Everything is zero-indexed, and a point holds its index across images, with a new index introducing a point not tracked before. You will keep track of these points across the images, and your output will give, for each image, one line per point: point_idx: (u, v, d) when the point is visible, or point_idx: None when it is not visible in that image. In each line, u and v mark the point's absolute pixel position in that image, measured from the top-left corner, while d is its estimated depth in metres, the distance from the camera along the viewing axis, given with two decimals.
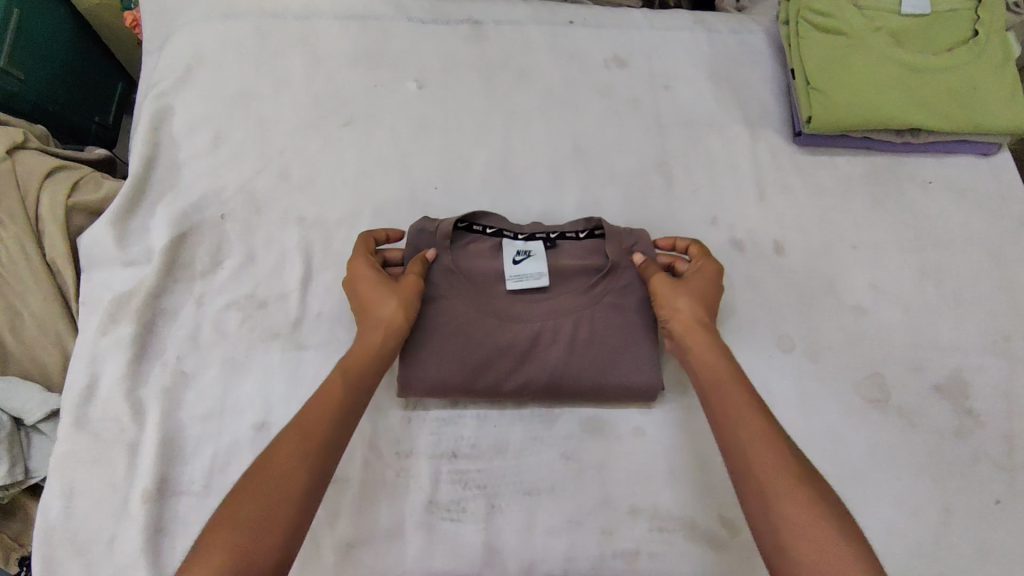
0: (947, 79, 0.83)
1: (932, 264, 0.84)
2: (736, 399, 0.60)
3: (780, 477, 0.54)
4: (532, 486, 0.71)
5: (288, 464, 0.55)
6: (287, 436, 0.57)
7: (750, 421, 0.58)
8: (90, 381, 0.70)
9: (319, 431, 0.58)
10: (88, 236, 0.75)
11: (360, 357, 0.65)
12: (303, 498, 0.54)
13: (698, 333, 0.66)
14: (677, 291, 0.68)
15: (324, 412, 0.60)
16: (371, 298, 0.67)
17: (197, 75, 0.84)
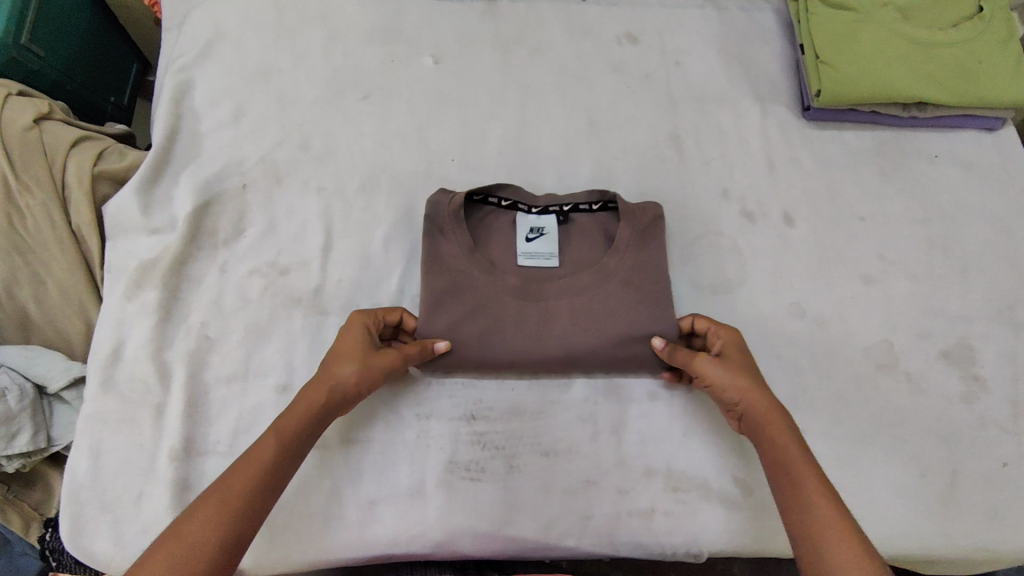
0: (953, 55, 0.85)
1: (938, 235, 0.86)
2: (808, 489, 0.58)
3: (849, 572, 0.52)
4: (549, 448, 0.72)
5: (198, 530, 0.53)
6: (204, 504, 0.55)
7: (819, 508, 0.57)
8: (117, 345, 0.72)
9: (235, 501, 0.56)
10: (115, 204, 0.77)
11: (302, 411, 0.63)
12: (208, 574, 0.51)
13: (776, 413, 0.64)
14: (736, 370, 0.66)
15: (245, 480, 0.57)
16: (336, 352, 0.66)
17: (218, 50, 0.86)
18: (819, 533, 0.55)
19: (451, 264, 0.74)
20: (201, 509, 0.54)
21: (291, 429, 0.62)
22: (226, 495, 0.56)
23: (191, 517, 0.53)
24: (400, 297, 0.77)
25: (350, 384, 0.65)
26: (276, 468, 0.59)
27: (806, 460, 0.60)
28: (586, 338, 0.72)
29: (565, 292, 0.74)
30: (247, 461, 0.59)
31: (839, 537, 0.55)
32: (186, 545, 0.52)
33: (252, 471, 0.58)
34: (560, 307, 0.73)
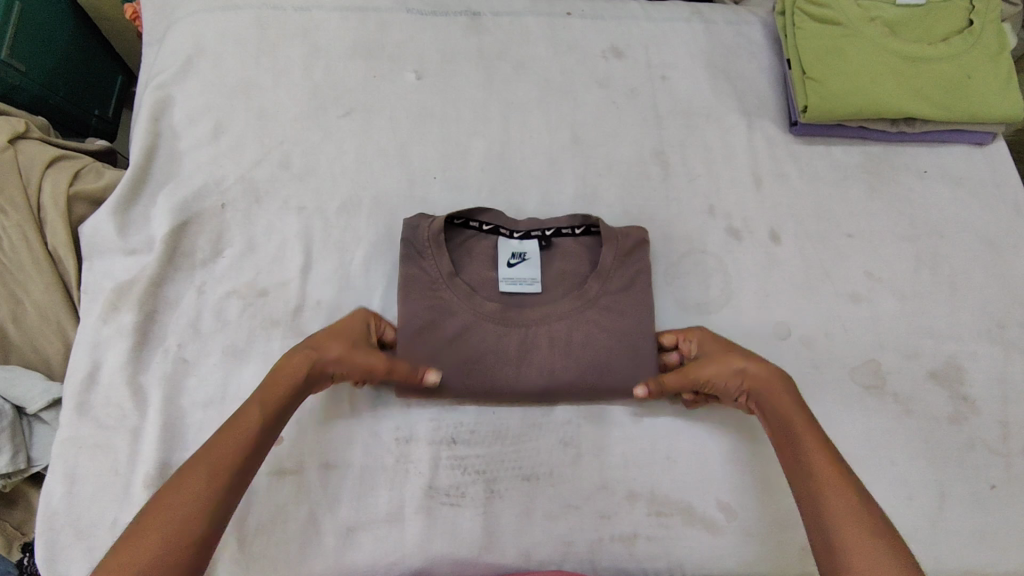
0: (942, 69, 0.84)
1: (928, 252, 0.85)
2: (814, 458, 0.60)
3: (851, 533, 0.54)
4: (530, 472, 0.71)
5: (189, 496, 0.53)
6: (196, 468, 0.55)
7: (820, 471, 0.58)
8: (92, 369, 0.71)
9: (227, 464, 0.56)
10: (90, 225, 0.76)
11: (279, 385, 0.63)
12: (200, 542, 0.52)
13: (779, 389, 0.66)
14: (722, 358, 0.69)
15: (232, 446, 0.57)
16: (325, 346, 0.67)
17: (197, 66, 0.85)
18: (823, 495, 0.57)
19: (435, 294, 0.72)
20: (194, 473, 0.55)
21: (277, 400, 0.62)
22: (215, 461, 0.56)
23: (183, 481, 0.54)
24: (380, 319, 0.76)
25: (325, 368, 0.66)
26: (259, 436, 0.59)
27: (804, 418, 0.64)
28: (566, 369, 0.72)
29: (547, 318, 0.73)
30: (234, 428, 0.59)
31: (841, 498, 0.56)
32: (182, 509, 0.52)
33: (238, 438, 0.58)
34: (540, 336, 0.72)
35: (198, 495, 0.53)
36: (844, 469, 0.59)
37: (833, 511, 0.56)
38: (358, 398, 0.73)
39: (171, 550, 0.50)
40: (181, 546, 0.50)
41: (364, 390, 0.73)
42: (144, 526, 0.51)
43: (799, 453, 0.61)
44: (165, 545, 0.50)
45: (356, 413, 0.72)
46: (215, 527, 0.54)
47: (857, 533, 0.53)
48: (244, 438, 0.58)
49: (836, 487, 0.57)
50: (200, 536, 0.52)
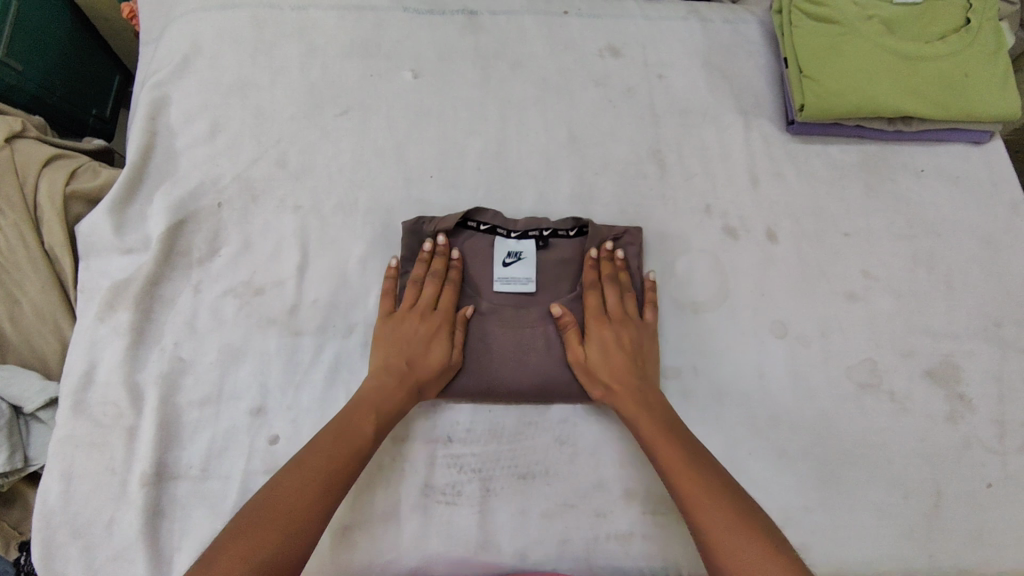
0: (938, 68, 0.84)
1: (924, 251, 0.85)
2: (679, 474, 0.61)
3: (722, 545, 0.56)
4: (526, 471, 0.71)
5: (307, 501, 0.57)
6: (263, 518, 0.55)
7: (693, 491, 0.60)
8: (88, 368, 0.71)
9: (303, 515, 0.56)
10: (86, 224, 0.76)
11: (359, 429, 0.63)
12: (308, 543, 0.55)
13: (626, 400, 0.68)
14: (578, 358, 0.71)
15: (306, 496, 0.57)
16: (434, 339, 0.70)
17: (194, 65, 0.85)
18: (697, 511, 0.58)
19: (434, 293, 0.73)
20: (312, 480, 0.58)
21: (350, 447, 0.62)
22: (286, 509, 0.56)
23: (301, 485, 0.58)
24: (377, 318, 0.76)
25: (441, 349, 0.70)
26: (367, 450, 0.63)
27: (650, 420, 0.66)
28: (558, 371, 0.72)
29: (541, 319, 0.74)
30: (306, 474, 0.59)
31: (712, 511, 0.58)
32: (298, 514, 0.56)
33: (354, 451, 0.62)
34: (535, 337, 0.73)
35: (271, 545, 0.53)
36: (708, 476, 0.60)
37: (708, 527, 0.57)
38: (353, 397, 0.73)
39: (291, 549, 0.54)
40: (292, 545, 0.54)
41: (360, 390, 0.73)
42: (261, 523, 0.54)
43: (665, 474, 0.62)
44: (283, 545, 0.54)
45: None
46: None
47: (733, 543, 0.55)
48: (319, 485, 0.58)
49: (703, 500, 0.59)
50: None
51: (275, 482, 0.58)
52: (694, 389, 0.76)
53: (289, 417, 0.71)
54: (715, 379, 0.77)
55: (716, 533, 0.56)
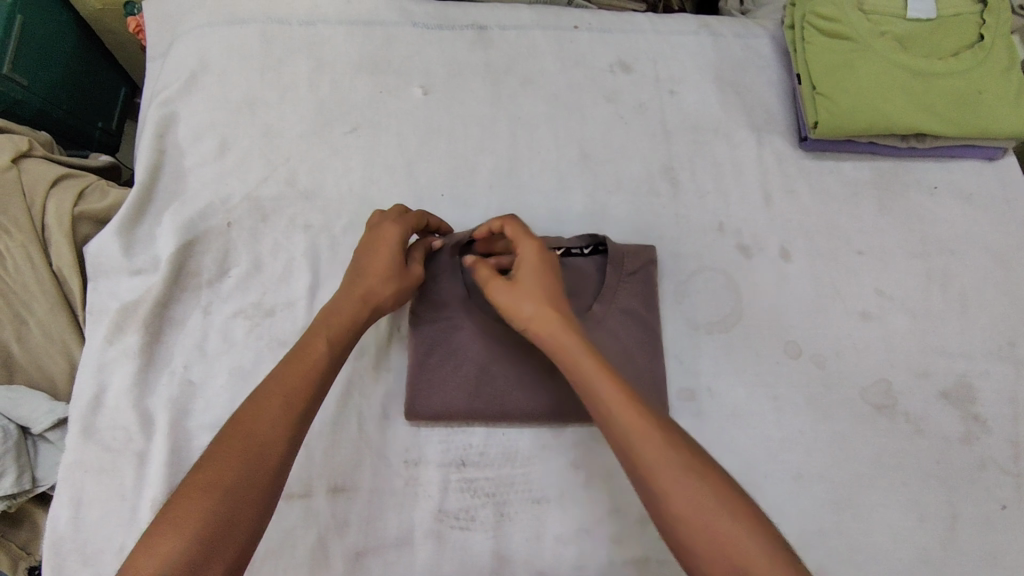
0: (953, 85, 0.83)
1: (938, 269, 0.84)
2: (632, 431, 0.56)
3: (688, 512, 0.52)
4: (541, 495, 0.71)
5: (263, 425, 0.56)
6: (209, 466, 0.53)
7: (634, 427, 0.56)
8: (98, 392, 0.70)
9: (251, 456, 0.54)
10: (95, 245, 0.75)
11: (305, 368, 0.60)
12: (278, 466, 0.55)
13: (554, 326, 0.63)
14: (523, 297, 0.65)
15: (255, 436, 0.55)
16: (373, 274, 0.67)
17: (202, 81, 0.84)
18: (640, 449, 0.55)
19: (450, 314, 0.74)
20: (269, 407, 0.57)
21: (300, 387, 0.59)
22: (230, 453, 0.54)
23: (260, 413, 0.56)
24: (388, 340, 0.75)
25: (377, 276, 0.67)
26: (327, 369, 0.61)
27: (596, 368, 0.60)
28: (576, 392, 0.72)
29: None
30: (253, 415, 0.56)
31: (660, 451, 0.55)
32: (258, 441, 0.55)
33: (309, 372, 0.60)
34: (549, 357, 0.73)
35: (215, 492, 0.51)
36: (653, 415, 0.58)
37: (654, 466, 0.55)
38: (366, 421, 0.72)
39: (256, 472, 0.53)
40: (258, 469, 0.54)
41: (373, 413, 0.73)
42: (218, 456, 0.53)
43: (604, 411, 0.58)
44: (246, 471, 0.53)
45: (364, 436, 0.72)
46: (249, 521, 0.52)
47: (679, 481, 0.54)
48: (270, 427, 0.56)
49: (651, 438, 0.56)
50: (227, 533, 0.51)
51: (237, 414, 0.57)
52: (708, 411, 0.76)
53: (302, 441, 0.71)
54: (729, 401, 0.76)
55: (656, 472, 0.54)
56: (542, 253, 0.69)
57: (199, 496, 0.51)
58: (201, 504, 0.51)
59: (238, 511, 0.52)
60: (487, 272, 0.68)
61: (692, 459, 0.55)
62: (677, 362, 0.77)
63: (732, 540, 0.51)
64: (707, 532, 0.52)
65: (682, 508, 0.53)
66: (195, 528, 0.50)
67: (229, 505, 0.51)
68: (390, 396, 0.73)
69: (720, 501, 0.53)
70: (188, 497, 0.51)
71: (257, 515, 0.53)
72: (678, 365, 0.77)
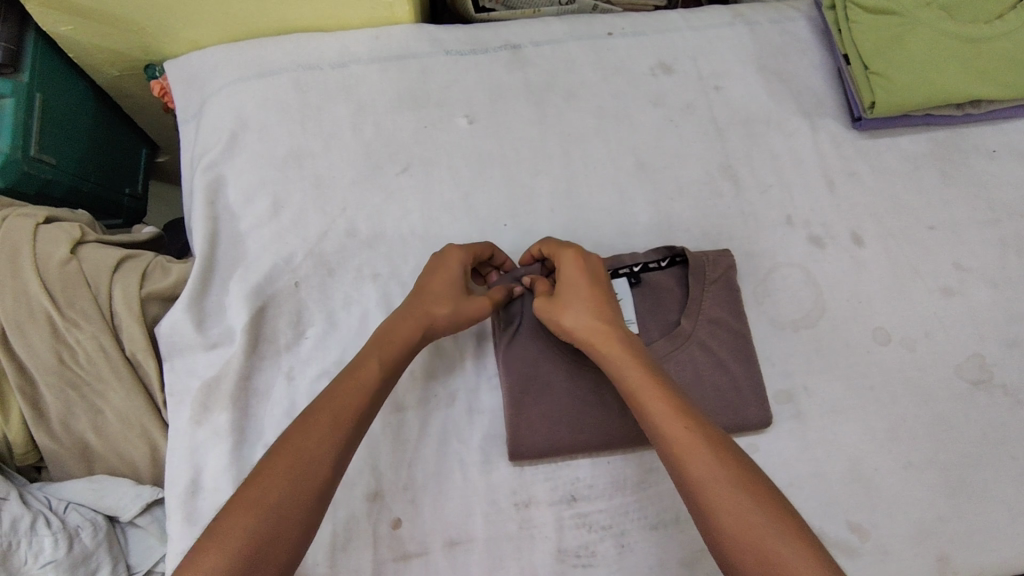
0: (1002, 48, 0.82)
1: (1011, 234, 0.83)
2: (679, 442, 0.57)
3: (734, 525, 0.52)
4: (657, 520, 0.70)
5: (314, 441, 0.55)
6: (257, 481, 0.53)
7: (680, 440, 0.57)
8: (194, 476, 0.69)
9: (300, 474, 0.54)
10: (167, 323, 0.72)
11: (357, 386, 0.60)
12: (321, 488, 0.54)
13: (601, 341, 0.65)
14: (563, 312, 0.67)
15: (307, 452, 0.55)
16: (434, 294, 0.67)
17: (243, 140, 0.81)
18: (686, 461, 0.56)
19: (536, 348, 0.72)
20: (317, 426, 0.56)
21: (351, 409, 0.58)
22: (278, 469, 0.54)
23: (309, 433, 0.56)
24: (477, 381, 0.74)
25: (437, 302, 0.67)
26: (376, 393, 0.61)
27: (641, 378, 0.61)
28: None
29: None
30: (305, 430, 0.56)
31: (707, 465, 0.55)
32: (305, 462, 0.54)
33: (359, 394, 0.60)
34: None
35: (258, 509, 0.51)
36: (701, 427, 0.58)
37: (701, 481, 0.55)
38: (470, 468, 0.70)
39: (301, 496, 0.53)
40: (302, 493, 0.53)
41: (475, 458, 0.71)
42: (268, 471, 0.53)
43: (653, 424, 0.59)
44: (293, 492, 0.53)
45: (470, 484, 0.70)
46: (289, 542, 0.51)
47: (721, 494, 0.53)
48: (322, 447, 0.55)
49: (696, 451, 0.56)
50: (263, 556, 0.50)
51: (286, 431, 0.57)
52: (808, 412, 0.74)
53: (409, 498, 0.69)
54: (827, 396, 0.75)
55: (700, 486, 0.54)
56: (585, 267, 0.69)
57: (246, 511, 0.51)
58: (245, 522, 0.50)
59: (278, 535, 0.51)
60: (542, 287, 0.70)
61: (737, 474, 0.55)
62: (769, 365, 0.76)
63: (773, 553, 0.50)
64: (747, 543, 0.51)
65: (725, 521, 0.52)
66: (237, 546, 0.49)
67: (271, 528, 0.51)
68: (488, 439, 0.72)
69: (773, 516, 0.52)
70: (234, 514, 0.51)
71: (294, 542, 0.52)
72: (771, 368, 0.76)
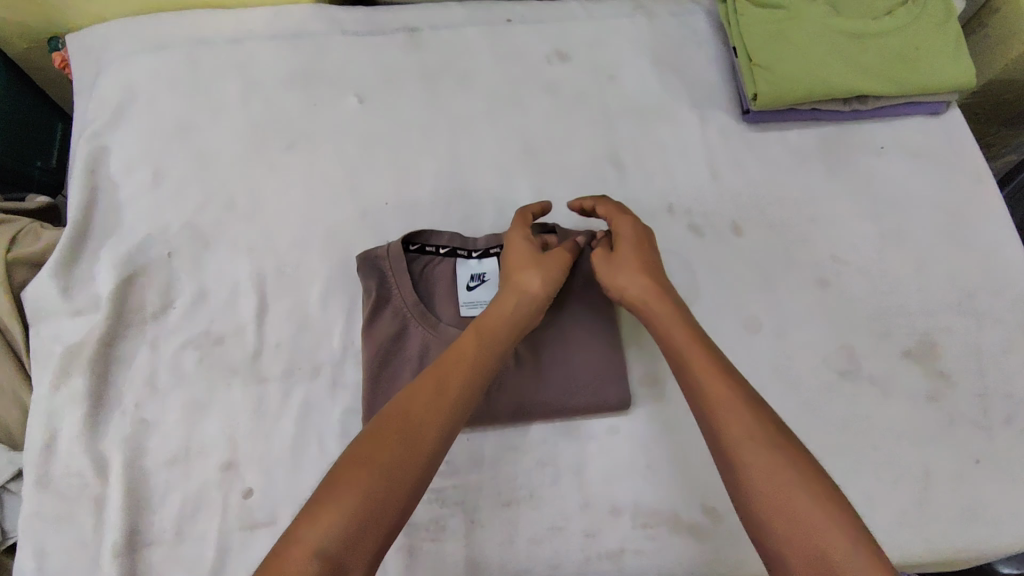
0: (887, 43, 0.83)
1: (892, 229, 0.84)
2: (732, 429, 0.56)
3: (793, 510, 0.51)
4: (510, 497, 0.70)
5: (417, 416, 0.56)
6: (360, 452, 0.54)
7: (740, 429, 0.56)
8: (49, 439, 0.69)
9: (413, 444, 0.54)
10: (32, 289, 0.73)
11: (457, 362, 0.61)
12: (427, 458, 0.55)
13: (658, 306, 0.67)
14: (625, 268, 0.69)
15: (424, 421, 0.56)
16: (519, 268, 0.68)
17: (130, 111, 0.82)
18: (742, 446, 0.55)
19: (403, 324, 0.72)
20: (421, 399, 0.57)
21: (456, 384, 0.59)
22: (383, 439, 0.54)
23: (413, 405, 0.56)
24: (343, 355, 0.74)
25: (538, 288, 0.67)
26: (478, 371, 0.61)
27: (700, 353, 0.62)
28: (576, 401, 0.72)
29: None
30: (411, 400, 0.57)
31: (760, 448, 0.54)
32: (412, 432, 0.55)
33: (465, 371, 0.60)
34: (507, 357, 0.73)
35: (366, 478, 0.52)
36: (754, 413, 0.57)
37: (751, 467, 0.54)
38: (327, 439, 0.70)
39: (415, 463, 0.54)
40: (413, 463, 0.54)
41: (332, 431, 0.71)
42: (374, 441, 0.54)
43: (707, 402, 0.58)
44: (400, 460, 0.53)
45: (325, 455, 0.70)
46: (401, 508, 0.52)
47: (781, 483, 0.52)
48: (438, 419, 0.56)
49: (752, 435, 0.55)
50: (388, 517, 0.51)
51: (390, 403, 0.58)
52: (673, 394, 0.75)
53: (263, 467, 0.69)
54: None
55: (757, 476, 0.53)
56: (640, 230, 0.72)
57: (356, 476, 0.52)
58: (361, 486, 0.51)
59: (387, 499, 0.52)
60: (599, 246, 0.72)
61: (797, 463, 0.53)
62: (635, 349, 0.77)
63: (828, 546, 0.49)
64: (799, 534, 0.50)
65: (779, 505, 0.52)
66: (354, 506, 0.50)
67: (383, 490, 0.52)
68: (347, 412, 0.71)
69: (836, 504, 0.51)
70: (346, 477, 0.52)
71: (403, 506, 0.52)
72: (638, 352, 0.77)
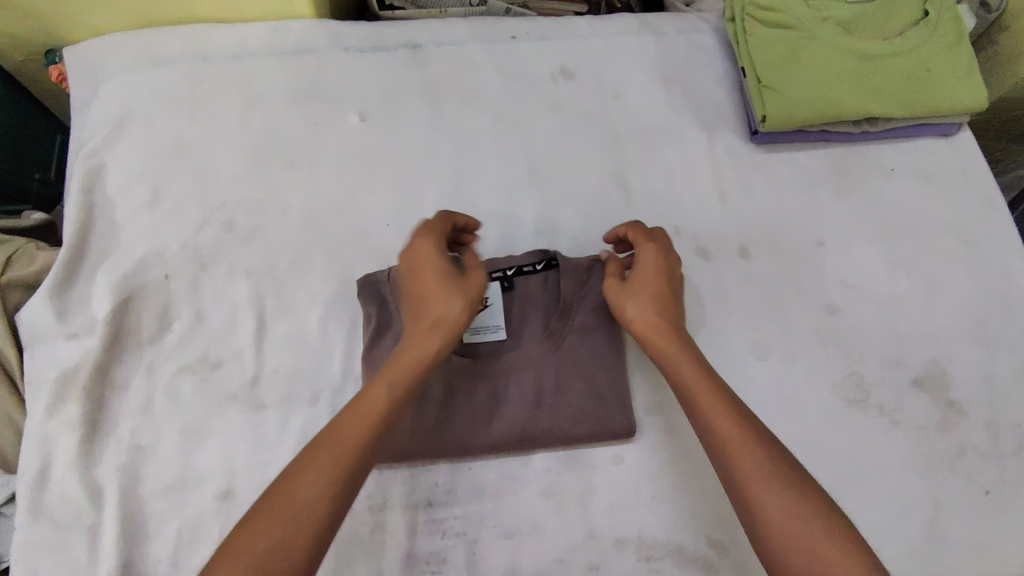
0: (899, 64, 0.82)
1: (902, 254, 0.83)
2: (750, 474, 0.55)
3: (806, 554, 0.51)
4: (512, 529, 0.69)
5: (314, 472, 0.53)
6: (260, 508, 0.52)
7: (751, 476, 0.55)
8: (42, 467, 0.67)
9: (315, 503, 0.52)
10: (26, 312, 0.72)
11: (367, 406, 0.57)
12: (328, 516, 0.52)
13: (669, 340, 0.64)
14: (637, 298, 0.66)
15: (322, 476, 0.53)
16: (430, 293, 0.62)
17: (128, 130, 0.81)
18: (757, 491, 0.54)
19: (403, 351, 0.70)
20: (323, 452, 0.54)
21: (355, 436, 0.55)
22: (282, 496, 0.52)
23: (314, 459, 0.54)
24: (343, 381, 0.72)
25: (451, 314, 0.62)
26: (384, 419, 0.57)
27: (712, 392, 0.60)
28: (580, 429, 0.70)
29: (516, 366, 0.72)
30: (313, 453, 0.54)
31: (773, 492, 0.54)
32: (309, 488, 0.52)
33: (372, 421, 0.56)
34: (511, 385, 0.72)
35: (260, 540, 0.50)
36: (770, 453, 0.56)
37: (768, 510, 0.53)
38: None
39: (310, 523, 0.51)
40: (310, 525, 0.51)
41: None
42: (273, 499, 0.52)
43: (717, 442, 0.57)
44: (296, 520, 0.51)
45: None
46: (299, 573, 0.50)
47: (792, 529, 0.52)
48: (331, 473, 0.53)
49: (763, 480, 0.54)
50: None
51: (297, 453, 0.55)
52: (678, 423, 0.73)
53: (260, 497, 0.68)
54: None
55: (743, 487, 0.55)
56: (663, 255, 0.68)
57: (254, 534, 0.50)
58: (257, 548, 0.50)
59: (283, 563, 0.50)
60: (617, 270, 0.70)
61: (811, 505, 0.53)
62: (641, 376, 0.76)
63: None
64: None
65: (791, 551, 0.52)
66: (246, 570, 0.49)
67: (276, 552, 0.50)
68: None
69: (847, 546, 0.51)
70: (245, 537, 0.50)
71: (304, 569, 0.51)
72: (644, 379, 0.75)
